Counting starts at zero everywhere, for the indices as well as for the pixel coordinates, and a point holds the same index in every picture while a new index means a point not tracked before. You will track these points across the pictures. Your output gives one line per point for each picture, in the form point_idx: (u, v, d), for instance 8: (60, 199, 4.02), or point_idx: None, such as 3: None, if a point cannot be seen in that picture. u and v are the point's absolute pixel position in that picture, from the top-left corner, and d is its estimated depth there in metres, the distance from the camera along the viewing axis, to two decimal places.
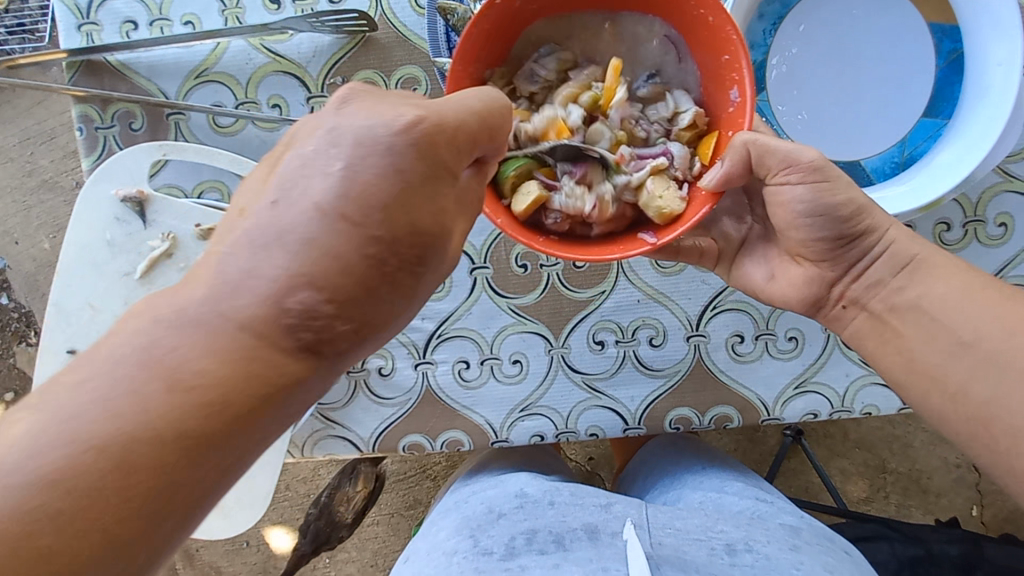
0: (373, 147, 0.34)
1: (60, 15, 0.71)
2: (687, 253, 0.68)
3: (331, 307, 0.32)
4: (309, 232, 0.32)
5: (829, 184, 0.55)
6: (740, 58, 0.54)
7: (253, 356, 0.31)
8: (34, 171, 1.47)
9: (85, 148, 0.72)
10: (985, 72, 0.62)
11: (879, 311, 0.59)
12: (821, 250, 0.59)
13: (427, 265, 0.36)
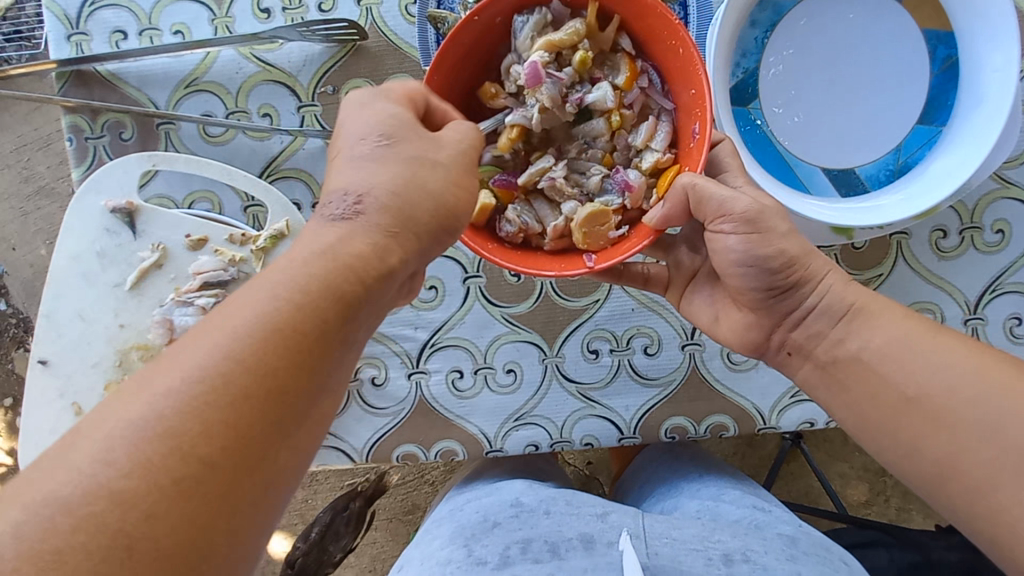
0: (364, 117, 0.46)
1: (49, 26, 0.70)
2: (632, 277, 0.68)
3: (383, 217, 0.43)
4: (357, 180, 0.43)
5: (760, 237, 0.54)
6: (705, 95, 0.54)
7: (341, 262, 0.41)
8: (31, 177, 1.47)
9: (75, 159, 0.71)
10: (981, 80, 0.61)
11: (824, 362, 0.57)
12: (755, 299, 0.58)
13: (438, 176, 0.45)
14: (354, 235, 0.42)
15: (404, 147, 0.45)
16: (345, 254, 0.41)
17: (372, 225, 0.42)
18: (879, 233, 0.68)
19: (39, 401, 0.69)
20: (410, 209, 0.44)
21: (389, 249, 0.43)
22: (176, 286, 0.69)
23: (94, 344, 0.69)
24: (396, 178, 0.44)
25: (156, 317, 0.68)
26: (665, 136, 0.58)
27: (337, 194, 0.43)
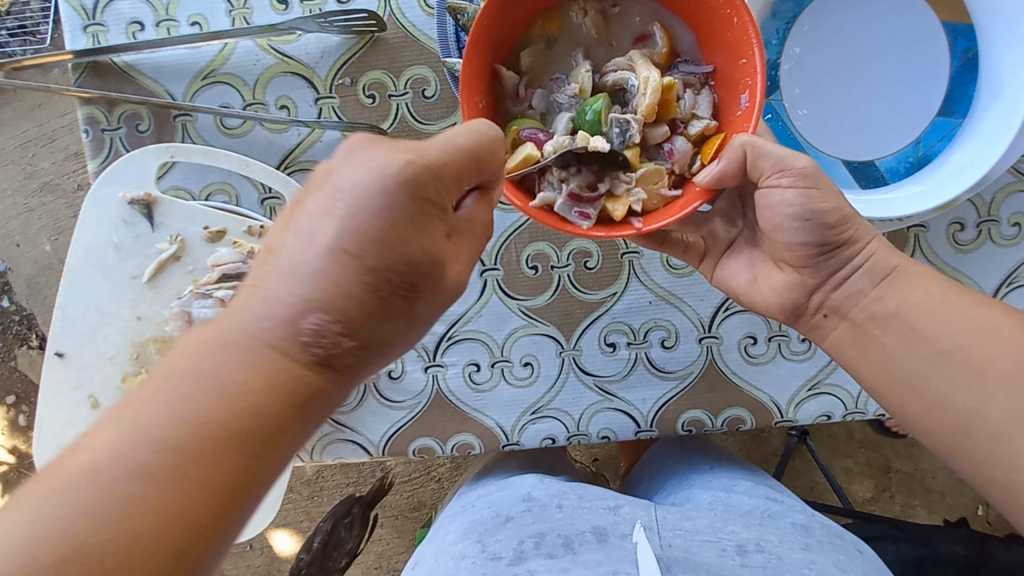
0: (367, 190, 0.38)
1: (64, 16, 0.70)
2: (672, 245, 0.68)
3: (338, 324, 0.38)
4: (319, 265, 0.37)
5: (818, 192, 0.54)
6: (756, 65, 0.53)
7: (270, 374, 0.36)
8: (35, 173, 1.46)
9: (91, 150, 0.71)
10: (1000, 72, 0.61)
11: (860, 320, 0.58)
12: (803, 255, 0.58)
13: (423, 291, 0.40)
14: (304, 344, 0.37)
15: (407, 247, 0.38)
16: (284, 368, 0.37)
17: (332, 331, 0.37)
18: (897, 225, 0.68)
19: (59, 393, 0.70)
20: (365, 328, 0.39)
21: (339, 366, 0.39)
22: (195, 279, 0.69)
23: (111, 336, 0.69)
24: (371, 282, 0.38)
25: (175, 309, 0.68)
26: (709, 105, 0.58)
27: (303, 274, 0.38)
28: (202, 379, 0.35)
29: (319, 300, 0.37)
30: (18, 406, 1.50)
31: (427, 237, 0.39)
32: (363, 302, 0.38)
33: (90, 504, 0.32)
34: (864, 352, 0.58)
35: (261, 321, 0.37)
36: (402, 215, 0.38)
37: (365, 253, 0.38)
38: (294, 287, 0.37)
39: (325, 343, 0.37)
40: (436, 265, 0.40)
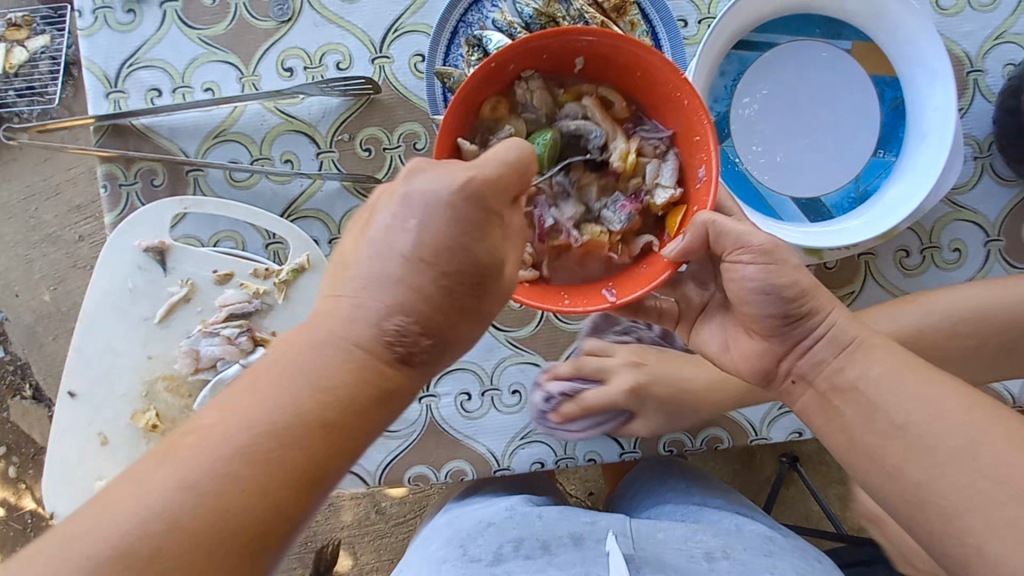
0: (435, 199, 0.43)
1: (89, 85, 0.77)
2: (646, 313, 0.74)
3: (417, 325, 0.43)
4: (399, 272, 0.43)
5: (776, 267, 0.58)
6: (709, 141, 0.61)
7: (364, 369, 0.42)
8: (38, 225, 1.52)
9: (109, 204, 0.77)
10: (925, 116, 0.70)
11: (824, 389, 0.60)
12: (770, 325, 0.61)
13: (489, 289, 0.45)
14: (389, 343, 0.42)
15: (474, 252, 0.43)
16: (372, 359, 0.42)
17: (413, 331, 0.43)
18: (846, 254, 0.76)
19: (68, 430, 0.74)
20: (443, 328, 0.44)
21: (418, 361, 0.44)
22: (203, 319, 0.74)
23: (122, 375, 0.74)
24: (447, 285, 0.43)
25: (184, 347, 0.73)
26: (672, 173, 0.65)
27: (381, 280, 0.43)
28: (297, 375, 0.41)
29: (411, 302, 0.43)
30: (8, 456, 1.51)
31: (490, 240, 0.44)
32: (438, 305, 0.43)
33: (192, 486, 0.38)
34: (833, 406, 0.60)
35: (359, 326, 0.42)
36: (474, 221, 0.43)
37: (440, 259, 0.43)
38: (381, 294, 0.43)
39: (408, 342, 0.43)
40: (500, 268, 0.45)
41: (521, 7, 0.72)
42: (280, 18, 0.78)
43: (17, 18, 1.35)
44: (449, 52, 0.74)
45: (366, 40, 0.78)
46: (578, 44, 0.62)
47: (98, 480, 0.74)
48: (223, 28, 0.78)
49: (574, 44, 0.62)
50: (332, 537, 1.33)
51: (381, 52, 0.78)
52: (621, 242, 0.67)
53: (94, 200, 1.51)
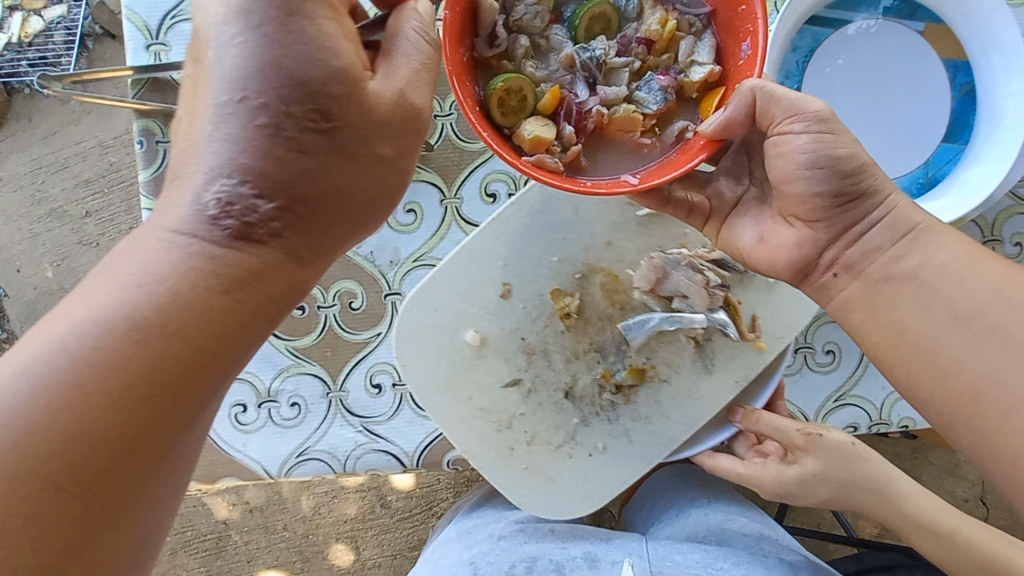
0: (229, 18, 0.41)
1: (129, 36, 0.74)
2: (677, 205, 0.68)
3: (253, 187, 0.43)
4: (215, 134, 0.42)
5: (833, 136, 0.55)
6: (757, 11, 0.57)
7: (203, 249, 0.42)
8: (43, 199, 1.47)
9: (144, 161, 0.73)
10: (999, 101, 0.68)
11: (875, 278, 0.59)
12: (818, 207, 0.59)
13: (335, 117, 0.43)
14: (221, 216, 0.42)
15: (290, 62, 0.41)
16: (205, 242, 0.42)
17: (249, 196, 0.43)
18: None
19: (473, 271, 0.72)
20: (290, 181, 0.43)
21: (269, 227, 0.44)
22: (683, 242, 0.73)
23: (570, 244, 0.73)
24: (273, 127, 0.42)
25: (653, 259, 0.71)
26: (710, 50, 0.61)
27: (201, 150, 0.43)
28: (133, 277, 0.40)
29: (234, 160, 0.42)
30: None
31: (314, 33, 0.41)
32: (274, 153, 0.43)
33: (82, 349, 0.37)
34: (879, 296, 0.59)
35: (180, 207, 0.42)
36: (286, 42, 0.41)
37: (259, 96, 0.42)
38: (203, 167, 0.42)
39: (246, 208, 0.43)
40: (346, 77, 0.43)
41: None
42: None
43: None
44: None
45: None
46: None
47: (470, 331, 0.72)
48: None
49: None
50: (335, 531, 1.29)
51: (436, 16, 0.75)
52: (655, 128, 0.62)
53: (103, 174, 1.46)
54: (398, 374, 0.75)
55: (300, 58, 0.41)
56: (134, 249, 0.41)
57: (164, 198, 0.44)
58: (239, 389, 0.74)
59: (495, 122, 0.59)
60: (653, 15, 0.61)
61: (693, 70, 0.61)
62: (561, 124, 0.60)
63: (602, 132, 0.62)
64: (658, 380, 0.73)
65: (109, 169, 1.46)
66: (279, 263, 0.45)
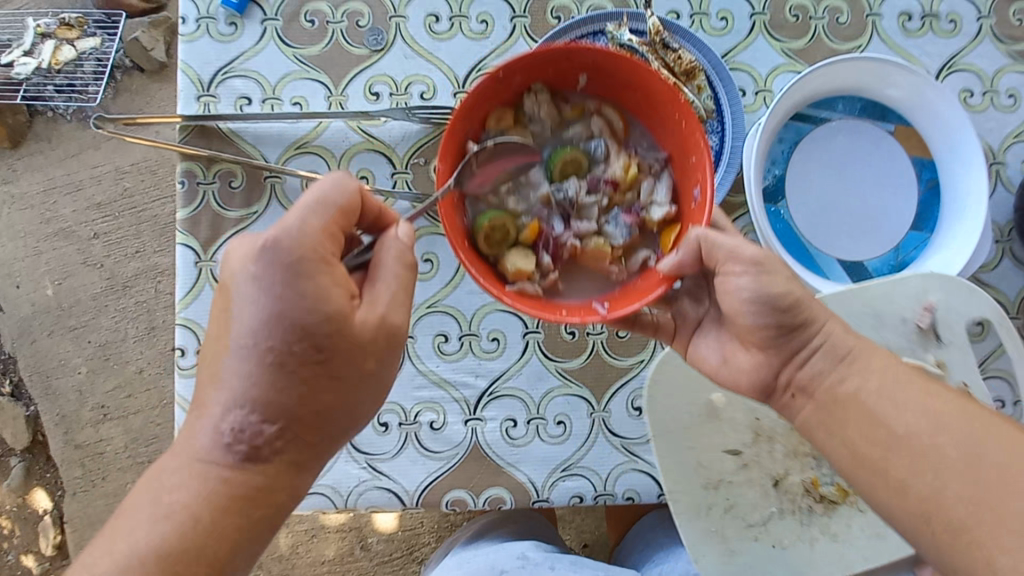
0: (248, 281, 0.52)
1: (182, 86, 0.81)
2: (643, 325, 0.74)
3: (259, 417, 0.53)
4: (233, 375, 0.53)
5: (770, 276, 0.62)
6: (704, 163, 0.63)
7: (220, 475, 0.53)
8: (53, 219, 1.51)
9: (183, 200, 0.79)
10: (960, 198, 0.77)
11: (825, 399, 0.63)
12: (766, 337, 0.64)
13: (327, 353, 0.52)
14: (239, 443, 0.53)
15: (291, 318, 0.51)
16: (223, 470, 0.53)
17: (257, 424, 0.53)
18: None
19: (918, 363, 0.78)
20: (292, 409, 0.53)
21: (274, 448, 0.54)
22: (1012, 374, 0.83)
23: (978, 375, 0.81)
24: (278, 365, 0.52)
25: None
26: (667, 191, 0.68)
27: (224, 387, 0.53)
28: (165, 502, 0.51)
29: (246, 396, 0.52)
30: None
31: (326, 278, 0.51)
32: (277, 384, 0.52)
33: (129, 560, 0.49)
34: (831, 415, 0.62)
35: (206, 438, 0.53)
36: (287, 294, 0.51)
37: (263, 342, 0.52)
38: (224, 400, 0.53)
39: (249, 434, 0.53)
40: (335, 324, 0.52)
41: None
42: (373, 48, 0.83)
43: (70, 19, 1.45)
44: None
45: (452, 76, 0.83)
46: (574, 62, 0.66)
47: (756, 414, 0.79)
48: (317, 49, 0.82)
49: (576, 64, 0.67)
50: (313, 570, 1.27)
51: (464, 87, 0.83)
52: (624, 257, 0.69)
53: (115, 199, 1.51)
54: (405, 414, 0.78)
55: (297, 309, 0.51)
56: (169, 473, 0.53)
57: (192, 421, 0.54)
58: None
59: (480, 252, 0.66)
60: (618, 160, 0.69)
61: (653, 207, 0.69)
62: (539, 254, 0.68)
63: (575, 260, 0.69)
64: (856, 507, 0.78)
65: (123, 194, 1.51)
66: (282, 476, 0.55)
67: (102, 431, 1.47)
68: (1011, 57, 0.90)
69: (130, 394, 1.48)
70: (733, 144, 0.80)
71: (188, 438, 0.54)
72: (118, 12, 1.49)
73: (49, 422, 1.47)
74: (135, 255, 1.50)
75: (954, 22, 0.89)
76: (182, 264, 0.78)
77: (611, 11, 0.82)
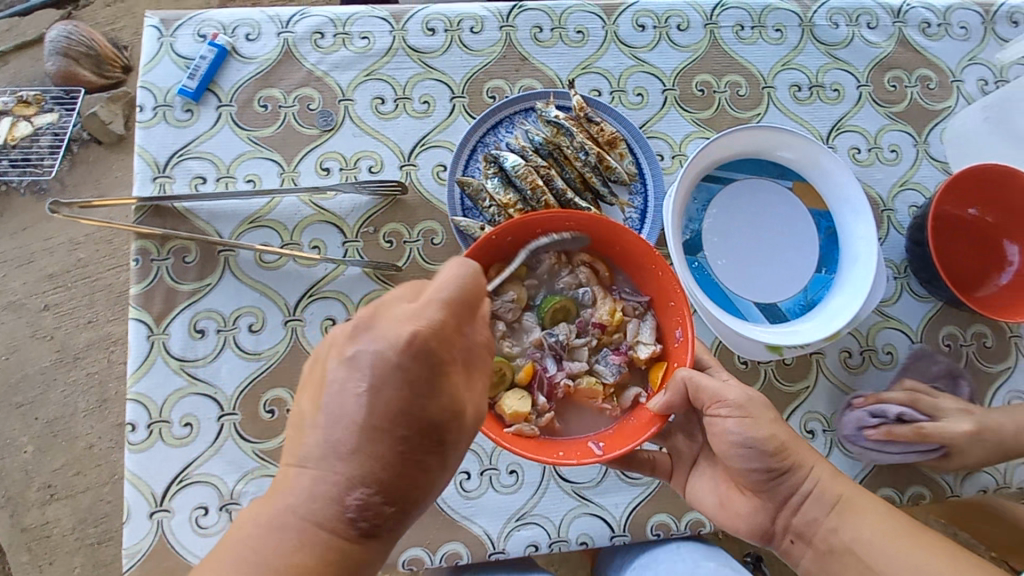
0: (384, 360, 0.47)
1: (138, 168, 0.85)
2: (640, 464, 0.81)
3: (380, 494, 0.47)
4: (356, 442, 0.46)
5: (752, 420, 0.70)
6: (682, 307, 0.72)
7: (333, 545, 0.47)
8: (2, 292, 1.49)
9: (137, 277, 0.82)
10: (854, 243, 0.87)
11: (823, 548, 0.71)
12: (758, 481, 0.72)
13: (447, 444, 0.49)
14: (354, 515, 0.47)
15: (426, 409, 0.47)
16: (338, 538, 0.47)
17: (376, 500, 0.47)
18: (800, 352, 0.88)
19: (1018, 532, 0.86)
20: (410, 490, 0.48)
21: (387, 526, 0.48)
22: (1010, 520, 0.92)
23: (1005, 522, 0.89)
24: (405, 448, 0.47)
25: None
26: (651, 331, 0.77)
27: (341, 450, 0.47)
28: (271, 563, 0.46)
29: (369, 470, 0.46)
30: None
31: (445, 388, 0.48)
32: (402, 465, 0.47)
33: None
34: (829, 562, 0.70)
35: (320, 502, 0.47)
36: (425, 387, 0.47)
37: (394, 426, 0.46)
38: (343, 467, 0.47)
39: (370, 513, 0.47)
40: (456, 419, 0.49)
41: (532, 135, 0.88)
42: (323, 128, 0.90)
43: (29, 96, 1.52)
44: (469, 165, 0.87)
45: (397, 150, 0.90)
46: (560, 223, 0.73)
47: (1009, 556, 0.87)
48: (271, 131, 0.89)
49: (560, 224, 0.74)
50: None
51: (409, 161, 0.90)
52: (614, 394, 0.77)
53: (68, 270, 1.50)
54: None
55: (428, 402, 0.47)
56: (272, 532, 0.47)
57: (293, 483, 0.48)
58: (201, 491, 0.77)
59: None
60: (604, 306, 0.78)
61: (641, 345, 0.76)
62: (535, 395, 0.75)
63: (570, 395, 0.77)
64: None
65: (76, 265, 1.51)
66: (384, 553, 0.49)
67: (47, 514, 1.39)
68: (888, 118, 1.01)
69: (79, 471, 1.42)
70: (655, 202, 0.89)
71: (296, 494, 0.47)
72: (78, 88, 1.52)
73: None
74: (88, 325, 1.48)
75: (837, 90, 1.01)
76: (135, 339, 0.80)
77: (539, 90, 0.91)
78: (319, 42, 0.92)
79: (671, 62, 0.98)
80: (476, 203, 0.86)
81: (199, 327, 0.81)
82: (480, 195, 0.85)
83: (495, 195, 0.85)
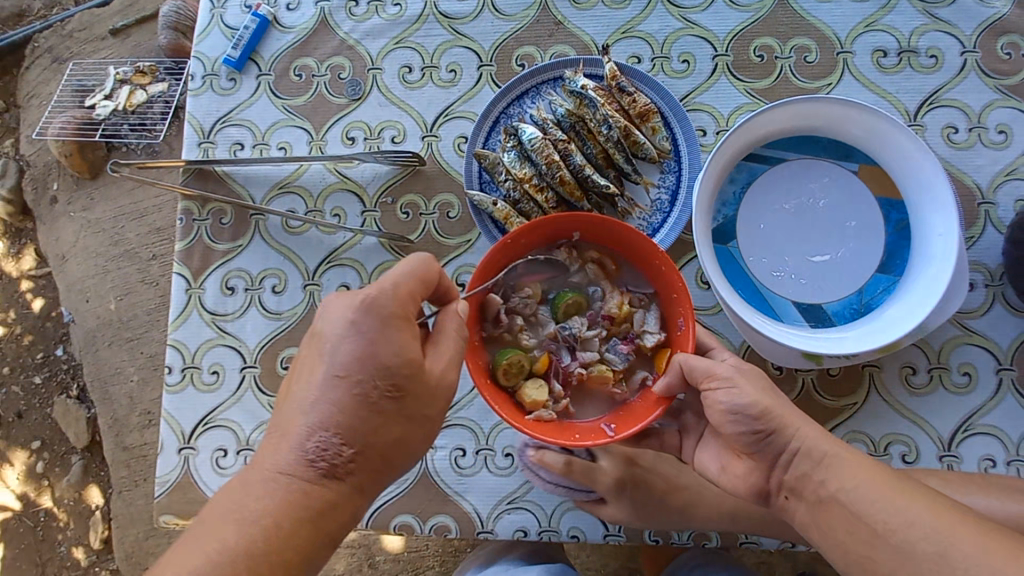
0: (343, 323, 0.56)
1: (187, 134, 0.92)
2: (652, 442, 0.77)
3: (340, 438, 0.55)
4: (322, 393, 0.55)
5: (736, 388, 0.62)
6: (686, 301, 0.67)
7: (300, 486, 0.53)
8: (120, 241, 1.70)
9: (181, 233, 0.89)
10: (931, 241, 0.73)
11: (813, 499, 0.59)
12: (743, 442, 0.64)
13: (404, 393, 0.57)
14: (313, 459, 0.54)
15: (381, 355, 0.55)
16: (301, 481, 0.53)
17: (335, 444, 0.54)
18: (845, 361, 0.77)
19: None
20: (369, 438, 0.56)
21: (345, 471, 0.55)
22: None
23: None
24: (361, 393, 0.55)
25: None
26: (657, 319, 0.71)
27: (307, 403, 0.55)
28: (239, 513, 0.51)
29: (332, 419, 0.55)
30: (39, 451, 1.65)
31: (399, 339, 0.56)
32: (362, 414, 0.55)
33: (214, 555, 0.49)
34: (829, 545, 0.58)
35: (289, 450, 0.54)
36: (379, 338, 0.56)
37: (353, 373, 0.55)
38: (308, 419, 0.55)
39: (330, 454, 0.54)
40: (412, 369, 0.57)
41: (555, 106, 0.83)
42: (351, 96, 0.91)
43: (144, 67, 1.64)
44: (490, 137, 0.84)
45: (420, 121, 0.89)
46: (566, 226, 0.70)
47: None
48: (303, 100, 0.91)
49: (569, 226, 0.70)
50: None
51: (432, 131, 0.89)
52: (623, 379, 0.72)
53: (171, 225, 1.69)
54: None
55: (386, 351, 0.56)
56: (247, 481, 0.53)
57: (270, 443, 0.55)
58: (222, 435, 0.84)
59: (501, 383, 0.69)
60: (613, 298, 0.73)
61: (646, 333, 0.71)
62: (550, 382, 0.71)
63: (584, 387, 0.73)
64: None
65: None
66: (348, 501, 0.55)
67: (145, 436, 1.61)
68: (998, 92, 0.82)
69: None
70: (688, 183, 0.81)
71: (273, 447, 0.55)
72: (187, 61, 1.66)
73: (103, 425, 1.64)
74: None
75: (935, 57, 0.84)
76: (176, 292, 0.87)
77: (570, 58, 0.85)
78: (354, 10, 0.93)
79: (727, 24, 0.87)
80: (493, 177, 0.83)
81: (230, 285, 0.88)
82: (496, 169, 0.82)
83: (512, 169, 0.81)
